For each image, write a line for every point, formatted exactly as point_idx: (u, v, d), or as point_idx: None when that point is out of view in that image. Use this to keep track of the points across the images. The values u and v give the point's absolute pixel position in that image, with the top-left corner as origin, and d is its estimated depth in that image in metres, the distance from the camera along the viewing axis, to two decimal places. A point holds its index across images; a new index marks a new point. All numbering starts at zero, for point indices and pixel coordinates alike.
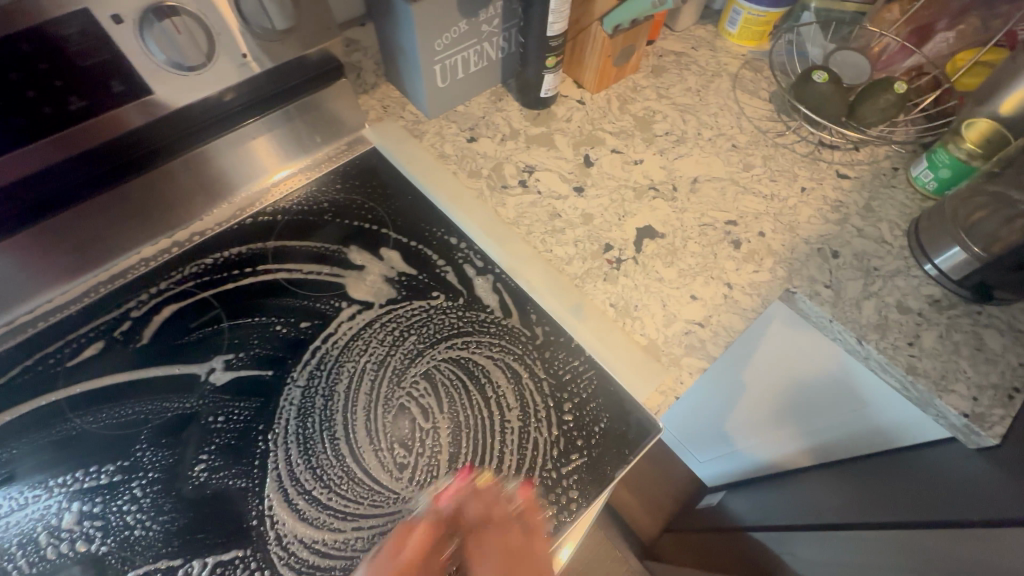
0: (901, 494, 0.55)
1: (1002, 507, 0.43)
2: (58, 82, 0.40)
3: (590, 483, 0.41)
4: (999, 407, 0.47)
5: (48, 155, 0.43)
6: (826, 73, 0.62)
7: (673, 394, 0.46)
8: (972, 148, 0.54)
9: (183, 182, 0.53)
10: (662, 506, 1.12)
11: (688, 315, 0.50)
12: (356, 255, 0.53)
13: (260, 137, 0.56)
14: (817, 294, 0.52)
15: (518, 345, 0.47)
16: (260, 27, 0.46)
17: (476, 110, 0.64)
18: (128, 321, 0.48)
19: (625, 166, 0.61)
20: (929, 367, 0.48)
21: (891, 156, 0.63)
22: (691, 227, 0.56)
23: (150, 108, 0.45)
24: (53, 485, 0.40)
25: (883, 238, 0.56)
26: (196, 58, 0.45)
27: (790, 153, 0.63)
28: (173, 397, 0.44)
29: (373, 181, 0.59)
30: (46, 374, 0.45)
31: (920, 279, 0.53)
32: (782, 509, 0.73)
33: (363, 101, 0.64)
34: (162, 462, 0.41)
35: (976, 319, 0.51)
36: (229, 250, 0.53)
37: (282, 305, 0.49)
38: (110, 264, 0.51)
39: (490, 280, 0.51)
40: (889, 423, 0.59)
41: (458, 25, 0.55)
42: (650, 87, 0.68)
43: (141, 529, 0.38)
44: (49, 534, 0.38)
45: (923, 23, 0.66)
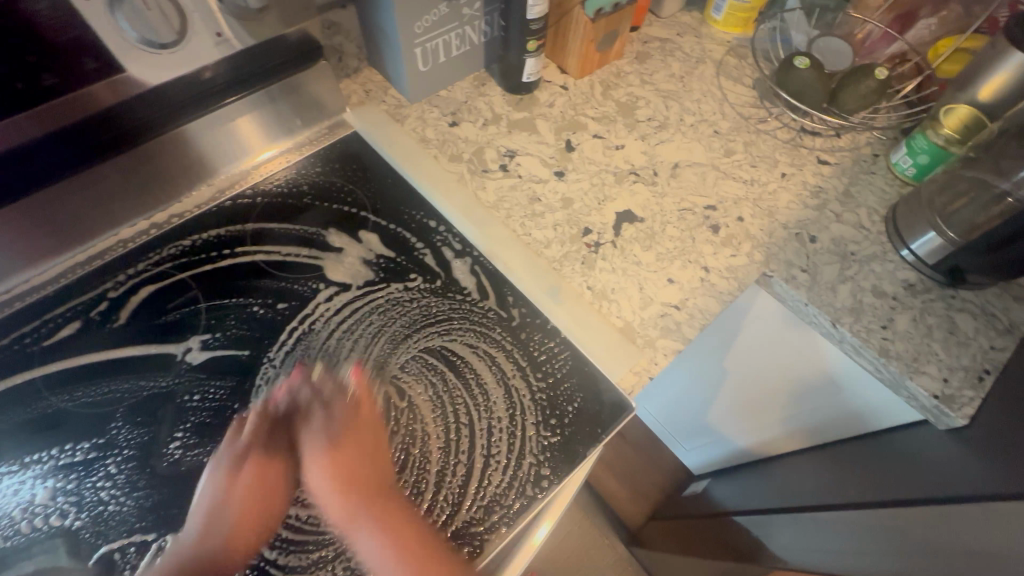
0: (875, 476, 0.56)
1: (967, 486, 0.44)
2: (30, 58, 0.39)
3: (561, 461, 0.42)
4: (970, 388, 0.47)
5: (21, 132, 0.43)
6: (808, 59, 0.62)
7: (647, 375, 0.46)
8: (949, 134, 0.55)
9: (161, 164, 0.53)
10: (648, 494, 1.13)
11: (664, 298, 0.50)
12: (334, 237, 0.53)
13: (238, 120, 0.56)
14: (793, 278, 0.52)
15: (494, 327, 0.48)
16: (236, 6, 0.46)
17: (458, 95, 0.64)
18: (105, 302, 0.48)
19: (606, 151, 0.61)
20: (901, 349, 0.49)
21: (872, 142, 0.63)
22: (670, 212, 0.56)
23: (123, 86, 0.45)
24: (28, 462, 0.40)
25: (861, 223, 0.56)
26: (169, 36, 0.44)
27: (771, 139, 0.63)
28: (149, 376, 0.44)
29: (354, 164, 0.59)
30: (22, 354, 0.45)
31: (896, 264, 0.54)
32: (762, 493, 0.75)
33: (345, 85, 0.63)
34: (136, 440, 0.41)
35: (950, 303, 0.52)
36: (208, 232, 0.53)
37: (260, 287, 0.49)
38: (88, 246, 0.51)
39: (467, 263, 0.51)
40: (865, 407, 0.59)
41: (438, 8, 0.55)
42: (633, 73, 0.68)
43: (115, 505, 0.39)
44: (23, 509, 0.38)
45: (904, 10, 0.66)
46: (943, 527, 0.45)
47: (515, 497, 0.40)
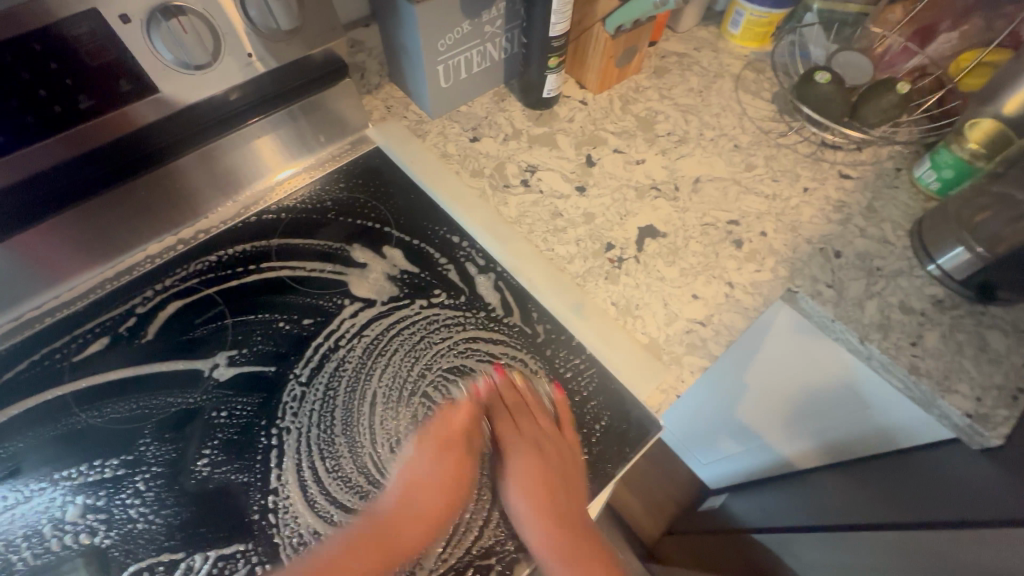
0: (904, 496, 0.54)
1: (1002, 506, 0.43)
2: (67, 81, 0.40)
3: (590, 480, 0.42)
4: (1003, 407, 0.46)
5: (54, 153, 0.43)
6: (828, 74, 0.62)
7: (674, 393, 0.46)
8: (975, 147, 0.54)
9: (189, 181, 0.53)
10: (665, 509, 1.12)
11: (689, 314, 0.50)
12: (358, 253, 0.53)
13: (262, 137, 0.56)
14: (818, 294, 0.52)
15: (518, 344, 0.47)
16: (267, 27, 0.47)
17: (479, 110, 0.65)
18: (133, 318, 0.49)
19: (627, 166, 0.61)
20: (931, 367, 0.48)
21: (894, 156, 0.62)
22: (692, 227, 0.56)
23: (155, 108, 0.45)
24: (58, 478, 0.41)
25: (886, 238, 0.56)
26: (203, 58, 0.45)
27: (792, 153, 0.63)
28: (177, 393, 0.45)
29: (376, 180, 0.59)
30: (51, 369, 0.46)
31: (922, 280, 0.53)
32: (786, 510, 0.73)
33: (367, 101, 0.64)
34: (164, 457, 0.42)
35: (980, 319, 0.51)
36: (233, 248, 0.53)
37: (286, 303, 0.50)
38: (116, 261, 0.52)
39: (491, 278, 0.51)
40: (892, 424, 0.58)
41: (460, 26, 0.56)
42: (652, 88, 0.68)
43: (144, 523, 0.39)
44: (53, 526, 0.38)
45: (924, 24, 0.66)
46: (992, 551, 0.43)
47: None
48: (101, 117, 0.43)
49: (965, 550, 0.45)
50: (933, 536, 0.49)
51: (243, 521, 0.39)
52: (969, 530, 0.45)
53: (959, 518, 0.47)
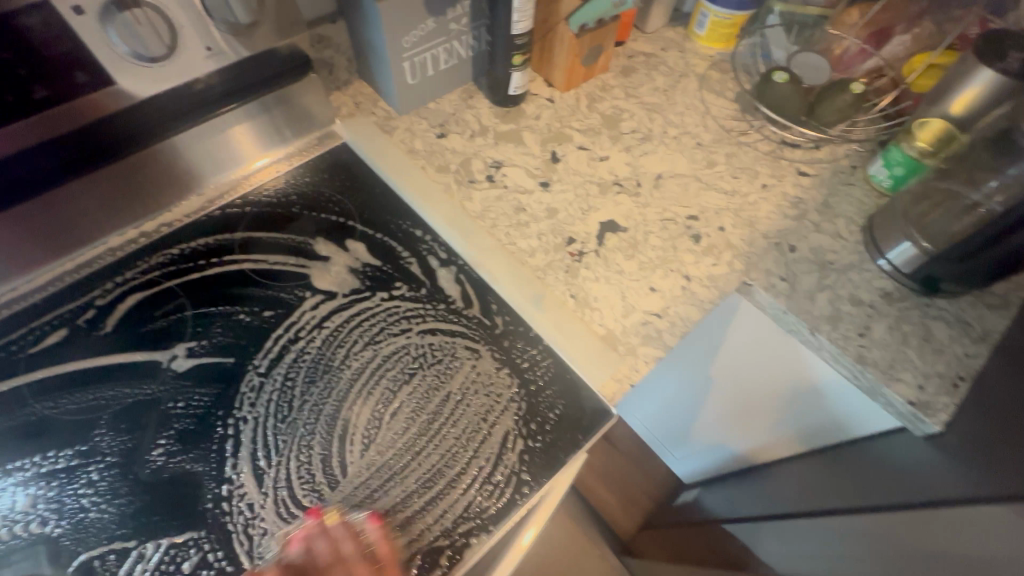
0: (857, 483, 0.56)
1: (943, 489, 0.44)
2: (21, 71, 0.40)
3: (541, 466, 0.42)
4: (945, 394, 0.48)
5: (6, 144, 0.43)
6: (786, 74, 0.64)
7: (628, 382, 0.47)
8: (923, 146, 0.56)
9: (151, 174, 0.53)
10: (640, 503, 1.13)
11: (646, 306, 0.51)
12: (322, 247, 0.53)
13: (227, 132, 0.56)
14: (772, 286, 0.53)
15: (476, 335, 0.48)
16: (225, 20, 0.47)
17: (447, 107, 0.65)
18: (93, 310, 0.49)
19: (591, 162, 0.62)
20: (878, 357, 0.50)
21: (850, 154, 0.64)
22: (653, 222, 0.57)
23: (113, 98, 0.46)
24: (9, 469, 0.41)
25: (839, 233, 0.58)
26: (161, 50, 0.45)
27: (752, 151, 0.65)
28: (134, 383, 0.45)
29: (343, 174, 0.60)
30: (6, 361, 0.46)
31: (873, 274, 0.55)
32: (753, 500, 0.74)
33: (335, 97, 0.65)
34: (119, 447, 0.42)
35: (926, 310, 0.53)
36: (197, 241, 0.53)
37: (248, 296, 0.50)
38: (77, 253, 0.52)
39: (453, 271, 0.52)
40: (847, 414, 0.60)
41: (425, 23, 0.57)
42: (619, 87, 0.69)
43: (96, 512, 0.39)
44: (4, 516, 0.39)
45: (880, 27, 0.68)
46: (932, 530, 0.44)
47: (497, 498, 0.41)
48: (60, 108, 0.44)
49: (910, 532, 0.46)
50: (882, 519, 0.50)
51: (194, 507, 0.39)
52: (914, 512, 0.46)
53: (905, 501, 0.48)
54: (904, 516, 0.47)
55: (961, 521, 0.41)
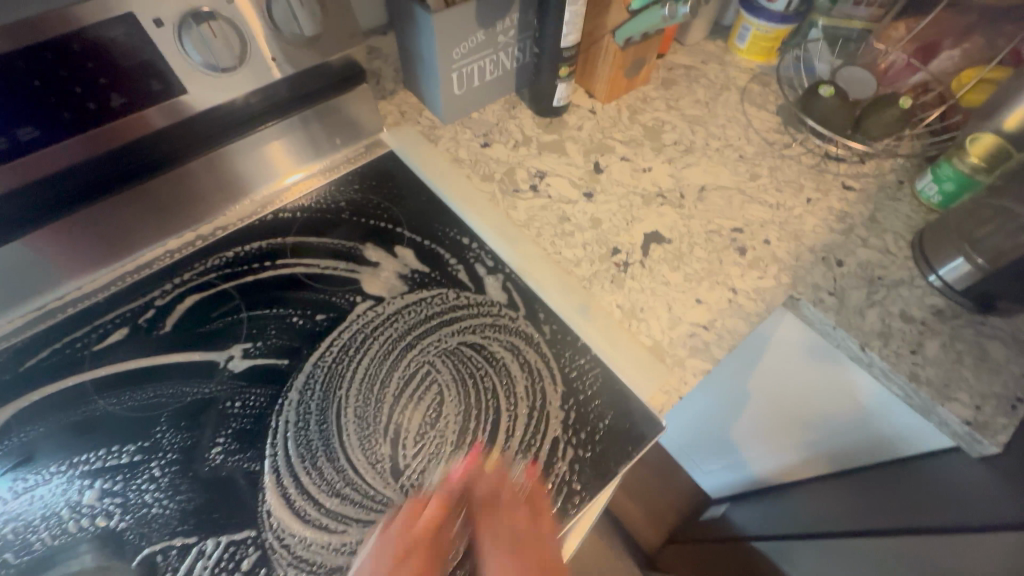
0: (897, 503, 0.55)
1: (990, 513, 0.44)
2: (101, 80, 0.42)
3: (591, 476, 0.43)
4: (1002, 415, 0.47)
5: (67, 153, 0.45)
6: (832, 87, 0.63)
7: (676, 394, 0.47)
8: (975, 162, 0.56)
9: (208, 179, 0.55)
10: (665, 517, 1.12)
11: (693, 318, 0.51)
12: (371, 252, 0.54)
13: (279, 140, 0.58)
14: (821, 301, 0.53)
15: (525, 343, 0.49)
16: (290, 35, 0.49)
17: (490, 117, 0.67)
18: (152, 310, 0.50)
19: (633, 173, 0.62)
20: (931, 375, 0.49)
21: (897, 169, 0.64)
22: (697, 234, 0.57)
23: (165, 112, 0.47)
24: (75, 463, 0.42)
25: (887, 249, 0.57)
26: (229, 61, 0.47)
27: (796, 164, 0.64)
28: (193, 382, 0.46)
29: (389, 182, 0.61)
30: (72, 358, 0.47)
31: (923, 290, 0.54)
32: (785, 517, 0.73)
33: (382, 106, 0.66)
34: (179, 444, 0.43)
35: (980, 329, 0.52)
36: (251, 244, 0.55)
37: (299, 297, 0.51)
38: (136, 257, 0.53)
39: (500, 279, 0.53)
40: (891, 432, 0.59)
41: (475, 35, 0.58)
42: (660, 99, 0.70)
43: (158, 508, 0.40)
44: (71, 509, 0.40)
45: (927, 42, 0.67)
46: (979, 554, 0.44)
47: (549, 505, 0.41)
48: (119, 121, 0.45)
49: (959, 555, 0.46)
50: (925, 542, 0.50)
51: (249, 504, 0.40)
52: (955, 535, 0.47)
53: (946, 522, 0.48)
54: (950, 538, 0.47)
55: (1014, 546, 0.42)
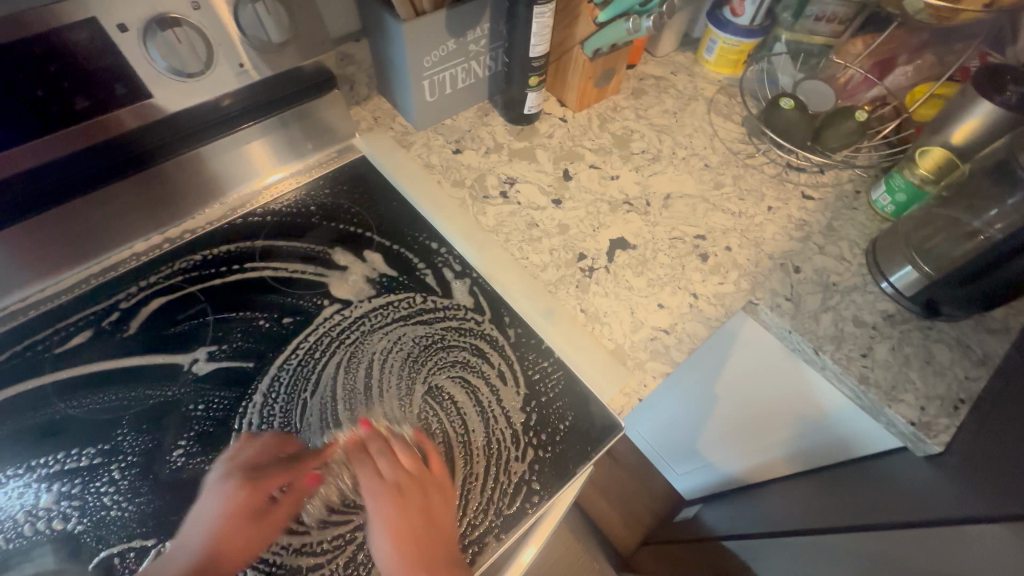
0: (852, 502, 0.57)
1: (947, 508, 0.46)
2: (66, 83, 0.43)
3: (552, 476, 0.44)
4: (945, 415, 0.49)
5: (27, 156, 0.45)
6: (792, 100, 0.67)
7: (636, 396, 0.48)
8: (924, 173, 0.58)
9: (175, 183, 0.55)
10: (641, 520, 1.13)
11: (654, 322, 0.52)
12: (340, 256, 0.55)
13: (249, 144, 0.58)
14: (777, 306, 0.55)
15: (490, 346, 0.50)
16: (259, 39, 0.50)
17: (463, 124, 0.68)
18: (117, 313, 0.50)
19: (601, 181, 0.64)
20: (880, 377, 0.51)
21: (854, 179, 0.66)
22: (661, 240, 0.59)
23: (130, 117, 0.47)
24: (33, 466, 0.42)
25: (842, 256, 0.59)
26: (196, 66, 0.48)
27: (758, 173, 0.66)
28: (156, 384, 0.46)
29: (361, 187, 0.61)
30: (33, 360, 0.47)
31: (875, 296, 0.56)
32: (751, 518, 0.75)
33: (355, 112, 0.67)
34: (140, 447, 0.43)
35: (927, 333, 0.54)
36: (220, 247, 0.55)
37: (267, 303, 0.51)
38: (102, 258, 0.53)
39: (467, 283, 0.54)
40: (847, 433, 0.61)
41: (446, 44, 0.59)
42: (629, 108, 0.72)
43: (117, 510, 0.40)
44: (27, 512, 0.39)
45: (884, 57, 0.70)
46: (934, 547, 0.46)
47: (509, 503, 0.42)
48: (82, 124, 0.45)
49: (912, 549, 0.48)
50: (876, 537, 0.51)
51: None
52: (908, 530, 0.48)
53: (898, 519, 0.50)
54: (903, 533, 0.49)
55: (971, 536, 0.43)
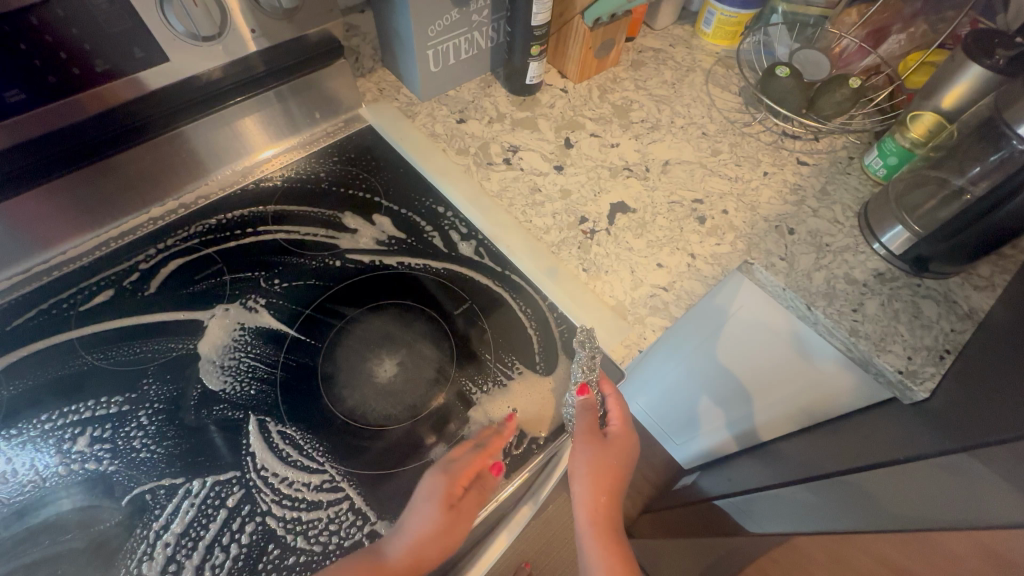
0: (833, 450, 0.60)
1: (911, 447, 0.48)
2: (85, 46, 0.44)
3: (555, 422, 0.46)
4: (931, 364, 0.51)
5: (47, 118, 0.46)
6: (788, 68, 0.68)
7: (636, 347, 0.50)
8: (916, 138, 0.60)
9: (191, 149, 0.57)
10: (641, 490, 1.16)
11: (654, 280, 0.54)
12: (349, 220, 0.57)
13: (256, 113, 0.60)
14: (772, 265, 0.57)
15: (495, 303, 0.52)
16: (270, 5, 0.52)
17: (466, 95, 0.69)
18: (137, 273, 0.52)
19: (602, 148, 0.65)
20: (869, 330, 0.53)
21: (847, 146, 0.68)
22: (660, 204, 0.61)
23: (141, 84, 0.49)
24: (65, 412, 0.44)
25: (836, 219, 0.61)
26: (209, 30, 0.49)
27: (754, 141, 0.68)
28: (178, 338, 0.48)
29: (368, 155, 0.63)
30: (59, 317, 0.50)
31: (867, 256, 0.58)
32: (742, 477, 0.79)
33: (360, 84, 0.69)
34: (166, 395, 0.45)
35: (916, 290, 0.56)
36: (232, 213, 0.57)
37: (435, 521, 0.39)
38: (121, 223, 0.56)
39: (472, 245, 0.56)
40: (836, 390, 0.64)
41: (449, 13, 0.60)
42: (629, 79, 0.73)
43: (146, 452, 0.42)
44: (61, 454, 0.42)
45: (878, 27, 0.71)
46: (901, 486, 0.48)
47: (517, 445, 0.44)
48: (103, 87, 0.47)
49: (882, 487, 0.50)
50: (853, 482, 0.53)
51: (236, 451, 0.43)
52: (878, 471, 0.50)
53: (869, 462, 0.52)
54: (874, 474, 0.51)
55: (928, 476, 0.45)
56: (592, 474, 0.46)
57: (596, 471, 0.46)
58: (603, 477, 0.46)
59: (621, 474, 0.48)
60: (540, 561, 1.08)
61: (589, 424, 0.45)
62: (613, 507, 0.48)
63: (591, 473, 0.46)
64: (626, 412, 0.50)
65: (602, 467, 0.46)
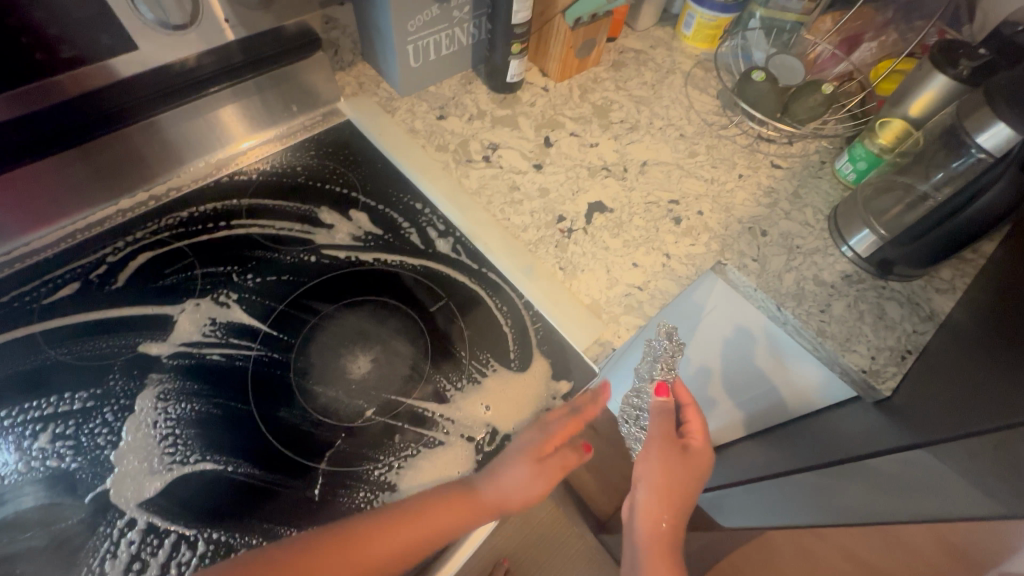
0: (799, 445, 0.61)
1: (874, 443, 0.49)
2: (50, 32, 0.43)
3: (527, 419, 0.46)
4: (893, 364, 0.53)
5: (1, 107, 0.44)
6: (763, 74, 0.68)
7: (610, 345, 0.50)
8: (884, 143, 0.62)
9: (163, 139, 0.56)
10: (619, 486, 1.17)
11: (628, 280, 0.55)
12: (325, 215, 0.57)
13: (230, 105, 0.59)
14: (745, 266, 0.58)
15: (471, 300, 0.52)
16: None
17: (446, 91, 0.69)
18: (104, 266, 0.51)
19: (581, 148, 0.66)
20: (836, 331, 0.55)
21: (820, 151, 0.69)
22: (637, 204, 0.62)
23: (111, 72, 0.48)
24: (25, 409, 0.43)
25: (807, 221, 0.63)
26: (181, 18, 0.48)
27: (731, 144, 0.69)
28: (145, 333, 0.47)
29: (346, 150, 0.63)
30: (20, 310, 0.48)
31: (836, 258, 0.60)
32: (714, 473, 0.80)
33: (339, 77, 0.68)
34: (132, 390, 0.44)
35: (881, 292, 0.58)
36: (206, 205, 0.56)
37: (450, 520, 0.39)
38: (88, 214, 0.54)
39: (450, 241, 0.56)
40: (803, 390, 0.65)
41: (430, 9, 0.60)
42: (609, 80, 0.74)
43: (111, 450, 0.42)
44: (21, 452, 0.41)
45: (850, 34, 0.73)
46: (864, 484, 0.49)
47: (490, 441, 0.45)
48: (73, 73, 0.46)
49: (846, 483, 0.51)
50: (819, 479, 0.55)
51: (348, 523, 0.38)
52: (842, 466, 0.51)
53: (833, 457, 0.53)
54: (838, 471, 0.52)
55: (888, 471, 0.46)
56: (652, 489, 0.49)
57: (659, 477, 0.49)
58: (666, 487, 0.49)
59: (689, 493, 0.49)
60: (517, 557, 1.08)
61: (665, 428, 0.50)
62: (674, 527, 0.49)
63: (656, 481, 0.49)
64: (706, 431, 0.53)
65: (667, 477, 0.49)
